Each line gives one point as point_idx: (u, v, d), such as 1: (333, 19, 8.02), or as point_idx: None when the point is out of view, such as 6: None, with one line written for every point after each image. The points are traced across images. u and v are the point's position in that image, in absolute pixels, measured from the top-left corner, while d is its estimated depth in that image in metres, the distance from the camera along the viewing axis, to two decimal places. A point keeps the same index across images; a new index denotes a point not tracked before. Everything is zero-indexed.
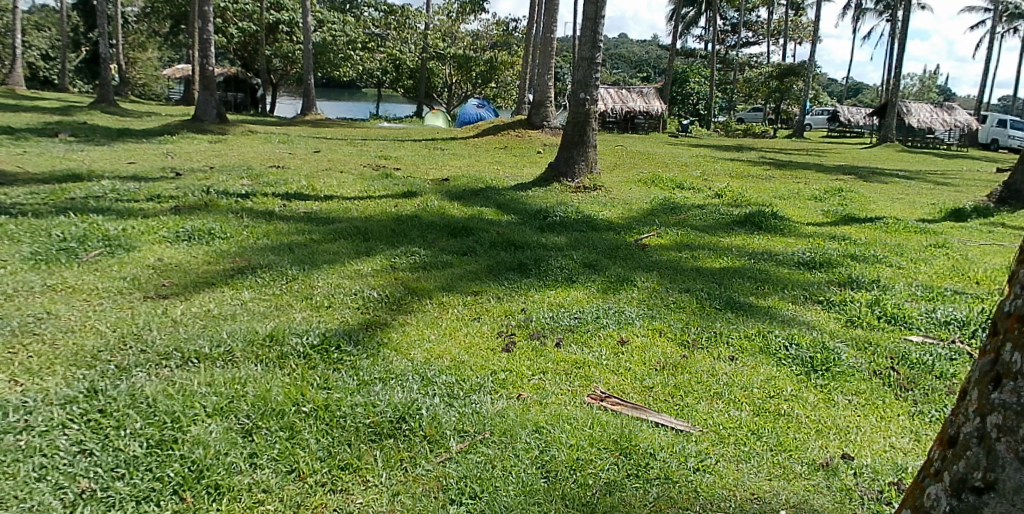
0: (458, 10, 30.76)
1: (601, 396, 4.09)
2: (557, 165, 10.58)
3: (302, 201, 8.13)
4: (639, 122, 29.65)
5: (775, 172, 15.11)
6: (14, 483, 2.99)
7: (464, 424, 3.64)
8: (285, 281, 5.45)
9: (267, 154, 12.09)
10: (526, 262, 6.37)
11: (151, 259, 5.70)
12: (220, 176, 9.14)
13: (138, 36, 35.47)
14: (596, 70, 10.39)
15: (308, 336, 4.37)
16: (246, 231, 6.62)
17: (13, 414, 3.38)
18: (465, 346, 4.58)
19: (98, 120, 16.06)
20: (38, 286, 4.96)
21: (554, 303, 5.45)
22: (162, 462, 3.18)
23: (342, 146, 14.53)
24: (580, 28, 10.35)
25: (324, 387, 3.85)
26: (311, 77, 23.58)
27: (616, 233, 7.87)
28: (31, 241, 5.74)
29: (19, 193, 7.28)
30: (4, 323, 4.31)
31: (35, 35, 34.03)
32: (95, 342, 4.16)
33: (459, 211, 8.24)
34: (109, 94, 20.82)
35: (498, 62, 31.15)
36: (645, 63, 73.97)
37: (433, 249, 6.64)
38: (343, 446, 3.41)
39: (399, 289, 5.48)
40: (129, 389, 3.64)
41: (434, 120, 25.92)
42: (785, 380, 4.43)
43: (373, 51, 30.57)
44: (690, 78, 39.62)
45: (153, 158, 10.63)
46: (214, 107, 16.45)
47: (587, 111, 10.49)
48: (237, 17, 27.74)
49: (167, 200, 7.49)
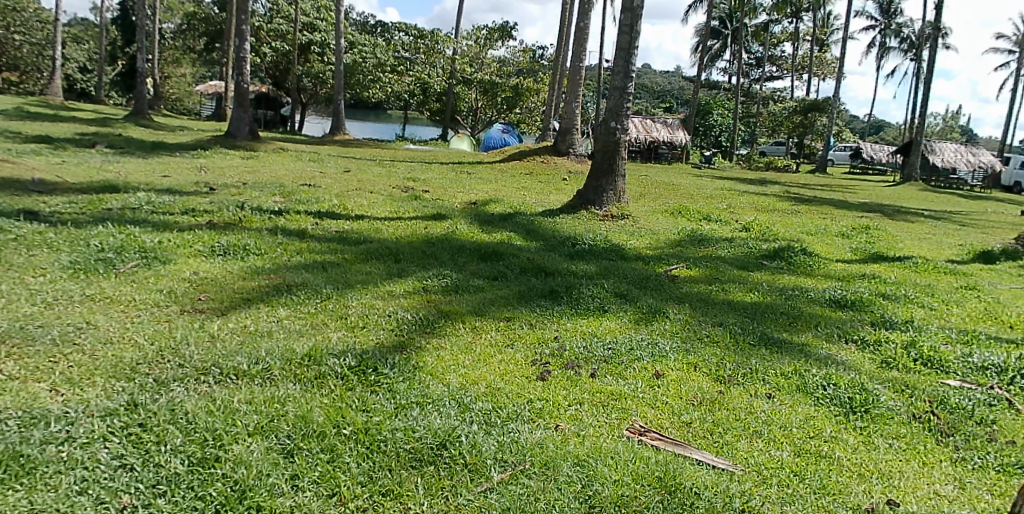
0: (486, 36, 31.10)
1: (641, 430, 4.02)
2: (586, 194, 10.56)
3: (334, 220, 8.16)
4: (662, 152, 29.70)
5: (801, 207, 15.01)
6: (56, 495, 2.97)
7: (505, 453, 3.59)
8: (319, 300, 5.43)
9: (298, 171, 12.22)
10: (557, 289, 6.33)
11: (187, 272, 5.71)
12: (252, 193, 9.19)
13: (174, 52, 36.19)
14: (627, 100, 10.35)
15: (345, 357, 4.34)
16: (280, 248, 6.64)
17: (54, 424, 3.37)
18: (500, 372, 4.53)
19: (135, 133, 16.29)
20: (78, 295, 4.98)
21: (586, 332, 5.40)
22: (204, 481, 3.15)
23: (372, 166, 14.63)
24: (613, 59, 10.41)
25: (363, 410, 3.81)
26: (340, 97, 23.66)
27: (645, 263, 7.82)
28: (70, 250, 5.79)
29: (57, 202, 7.34)
30: (45, 332, 4.32)
31: (75, 48, 34.85)
32: (134, 355, 4.15)
33: (488, 236, 8.21)
34: (144, 107, 21.07)
35: (523, 88, 31.24)
36: (669, 95, 74.26)
37: (464, 272, 6.62)
38: (384, 471, 3.36)
39: (432, 312, 5.45)
40: (169, 404, 3.62)
41: (459, 144, 26.07)
42: (824, 421, 4.35)
43: (401, 74, 30.78)
44: (713, 110, 40.01)
45: (187, 172, 10.71)
46: (247, 124, 16.42)
47: (617, 140, 10.47)
48: (270, 37, 28.46)
49: (202, 215, 7.52)
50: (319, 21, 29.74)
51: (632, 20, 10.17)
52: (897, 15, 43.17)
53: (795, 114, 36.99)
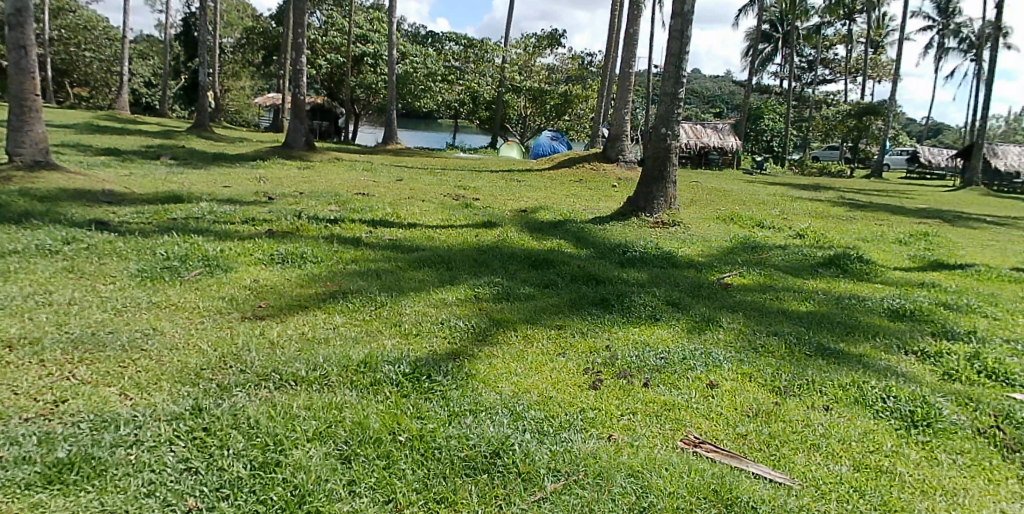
0: (535, 44, 31.23)
1: (695, 442, 3.98)
2: (636, 201, 10.51)
3: (387, 228, 8.29)
4: (712, 158, 29.33)
5: (857, 213, 14.64)
6: (126, 497, 3.09)
7: (559, 462, 3.60)
8: (374, 307, 5.53)
9: (352, 180, 12.46)
10: (608, 297, 6.31)
11: (247, 280, 5.88)
12: (309, 202, 9.42)
13: (233, 66, 37.29)
14: (678, 105, 10.26)
15: (400, 364, 4.41)
16: (336, 256, 6.79)
17: (124, 428, 3.51)
18: (551, 381, 4.55)
19: (197, 145, 16.83)
20: (145, 302, 5.18)
21: (638, 341, 5.37)
22: (266, 485, 3.24)
23: (423, 175, 14.82)
24: (662, 65, 10.35)
25: (417, 416, 3.87)
26: (392, 107, 23.99)
27: (696, 271, 7.74)
28: (137, 259, 6.03)
29: (126, 213, 7.64)
30: (115, 338, 4.51)
31: (140, 63, 36.25)
32: (198, 360, 4.30)
33: (539, 244, 8.24)
34: (205, 120, 21.76)
35: (572, 95, 31.23)
36: (719, 100, 73.36)
37: (515, 280, 6.66)
38: (439, 478, 3.41)
39: (484, 320, 5.50)
40: (231, 408, 3.74)
41: (508, 151, 26.20)
42: (883, 435, 4.24)
43: (452, 83, 31.07)
44: (764, 115, 39.32)
45: (247, 182, 11.02)
46: (303, 135, 16.79)
47: (667, 146, 10.39)
48: (325, 50, 29.06)
49: (261, 224, 7.74)
50: (371, 33, 30.22)
51: (682, 25, 10.10)
52: (956, 14, 41.83)
53: (850, 118, 36.10)
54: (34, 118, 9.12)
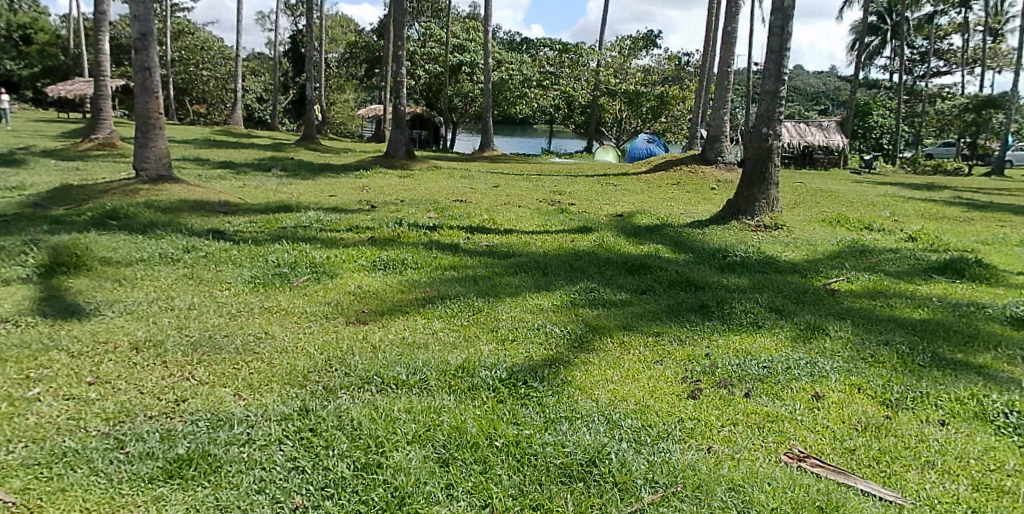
0: (630, 46, 30.92)
1: (799, 456, 3.81)
2: (736, 203, 10.19)
3: (484, 234, 8.41)
4: (817, 157, 28.09)
5: (978, 214, 13.65)
6: (238, 493, 3.27)
7: (656, 473, 3.53)
8: (471, 312, 5.62)
9: (450, 188, 12.72)
10: (707, 303, 6.16)
11: (351, 286, 6.11)
12: (409, 210, 9.69)
13: (338, 79, 38.89)
14: (780, 104, 9.90)
15: (497, 370, 4.47)
16: (435, 262, 6.95)
17: (237, 427, 3.72)
18: (649, 389, 4.47)
19: (305, 157, 17.65)
20: (257, 307, 5.48)
21: (739, 349, 5.20)
22: (368, 485, 3.35)
23: (519, 181, 14.94)
24: (763, 63, 10.02)
25: (513, 422, 3.90)
26: (488, 114, 24.31)
27: (800, 276, 7.43)
28: (251, 266, 6.39)
29: (240, 222, 8.11)
30: (230, 341, 4.78)
31: (253, 80, 38.41)
32: (306, 363, 4.50)
33: (635, 249, 8.14)
34: (312, 132, 22.79)
35: (668, 97, 30.66)
36: (823, 97, 70.22)
37: (611, 286, 6.60)
38: (535, 485, 3.42)
39: (580, 326, 5.48)
40: (336, 410, 3.90)
41: (604, 155, 26.02)
42: (1009, 453, 3.92)
43: (546, 89, 31.09)
44: (873, 110, 37.27)
45: (351, 191, 11.45)
46: (404, 144, 17.26)
47: (769, 146, 10.02)
48: (423, 60, 30.04)
49: (364, 231, 8.03)
50: (467, 42, 30.79)
51: (783, 21, 9.75)
52: None
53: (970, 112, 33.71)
54: (159, 135, 9.83)
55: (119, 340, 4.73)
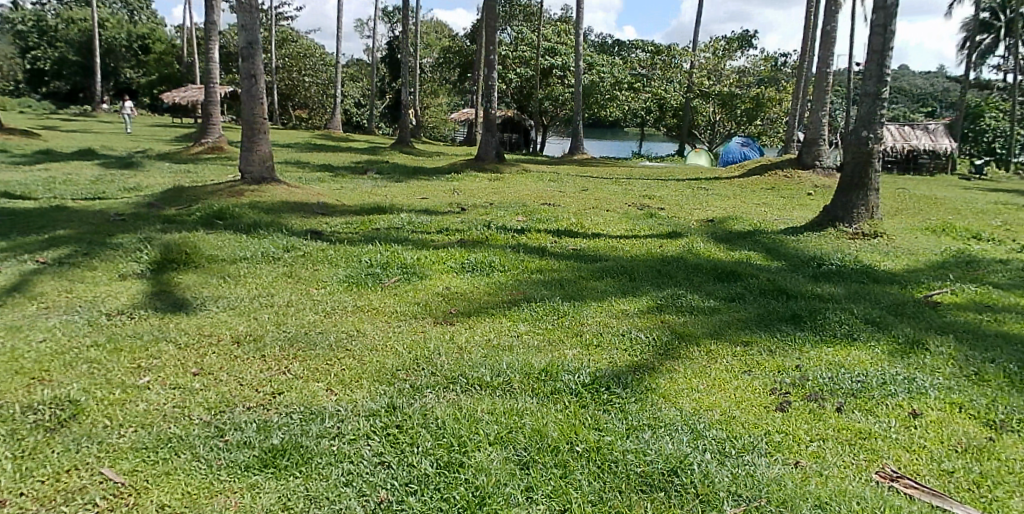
0: (724, 47, 30.18)
1: (892, 475, 3.64)
2: (833, 210, 9.78)
3: (572, 238, 8.43)
4: (920, 162, 26.28)
5: None
6: (327, 484, 3.42)
7: (739, 486, 3.47)
8: (556, 316, 5.66)
9: (539, 191, 12.80)
10: (800, 313, 5.96)
11: (439, 287, 6.27)
12: (498, 213, 9.82)
13: (432, 84, 39.79)
14: (881, 105, 9.45)
15: (580, 375, 4.49)
16: (522, 265, 7.02)
17: (328, 420, 3.91)
18: (736, 400, 4.38)
19: (399, 160, 18.15)
20: (350, 306, 5.71)
21: (832, 362, 5.00)
22: (449, 483, 3.43)
23: (608, 184, 14.86)
24: (863, 63, 9.60)
25: (595, 428, 3.91)
26: (579, 117, 24.23)
27: (901, 287, 7.06)
28: (345, 266, 6.67)
29: (337, 223, 8.46)
30: (324, 337, 5.01)
31: (352, 86, 39.85)
32: (394, 361, 4.66)
33: (725, 255, 7.95)
34: (407, 136, 23.41)
35: (764, 98, 29.63)
36: (933, 99, 66.23)
37: (699, 292, 6.49)
38: (614, 492, 3.41)
39: (666, 332, 5.42)
40: (422, 409, 4.02)
41: (696, 158, 25.45)
42: None
43: (638, 91, 30.58)
44: (985, 112, 34.84)
45: (442, 194, 11.71)
46: (494, 147, 17.49)
47: (870, 150, 9.56)
48: (516, 64, 30.65)
49: (454, 233, 8.21)
50: (559, 45, 30.86)
51: (886, 19, 9.33)
52: None
53: None
54: (263, 139, 10.36)
55: (222, 334, 5.04)
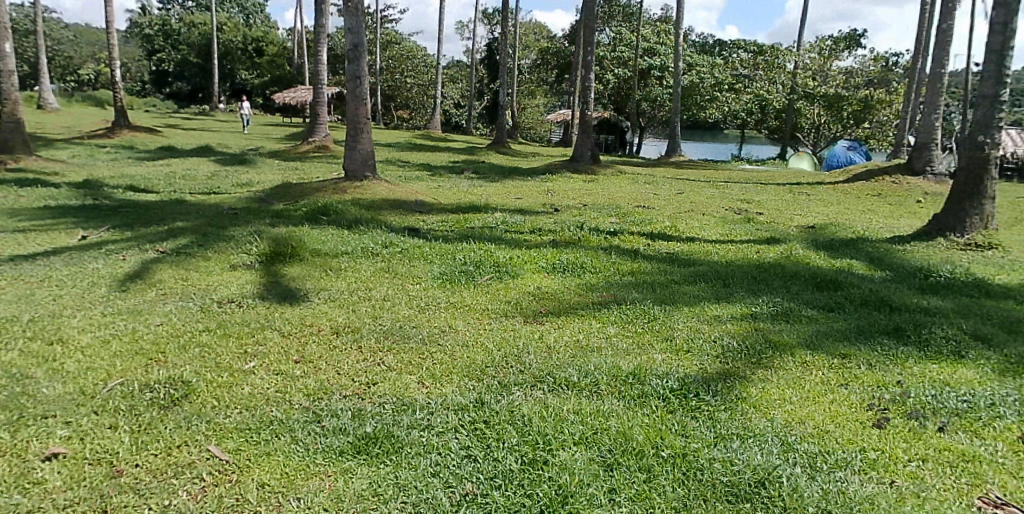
0: (830, 47, 28.76)
1: (995, 502, 3.51)
2: (943, 218, 9.29)
3: (665, 242, 8.39)
4: None
5: None
6: (417, 473, 3.61)
7: (830, 503, 3.43)
8: (646, 320, 5.68)
9: (633, 193, 12.73)
10: (903, 326, 5.74)
11: (530, 286, 6.41)
12: (591, 214, 9.87)
13: (529, 85, 40.08)
14: (1000, 109, 8.92)
15: (668, 380, 4.53)
16: (613, 267, 7.06)
17: (420, 412, 4.11)
18: (830, 414, 4.29)
19: (495, 160, 18.43)
20: (444, 302, 5.93)
21: (937, 379, 4.80)
22: (533, 480, 3.56)
23: (704, 188, 14.60)
24: (980, 64, 9.10)
25: (682, 434, 3.94)
26: (676, 119, 23.86)
27: (1017, 303, 6.65)
28: (440, 263, 6.91)
29: (433, 221, 8.75)
30: (417, 332, 5.24)
31: (450, 86, 40.72)
32: (484, 358, 4.82)
33: (826, 263, 7.71)
34: (503, 136, 23.74)
35: (874, 100, 27.60)
36: None
37: (796, 301, 6.34)
38: (699, 500, 3.44)
39: (760, 341, 5.35)
40: (509, 406, 4.17)
41: (798, 162, 24.55)
42: None
43: (738, 92, 30.72)
44: None
45: (536, 194, 11.85)
46: (589, 150, 17.46)
47: (986, 156, 9.03)
48: (613, 64, 30.54)
49: (547, 234, 8.34)
50: (658, 45, 30.51)
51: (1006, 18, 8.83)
52: None
53: None
54: (364, 138, 10.81)
55: (323, 324, 5.36)
